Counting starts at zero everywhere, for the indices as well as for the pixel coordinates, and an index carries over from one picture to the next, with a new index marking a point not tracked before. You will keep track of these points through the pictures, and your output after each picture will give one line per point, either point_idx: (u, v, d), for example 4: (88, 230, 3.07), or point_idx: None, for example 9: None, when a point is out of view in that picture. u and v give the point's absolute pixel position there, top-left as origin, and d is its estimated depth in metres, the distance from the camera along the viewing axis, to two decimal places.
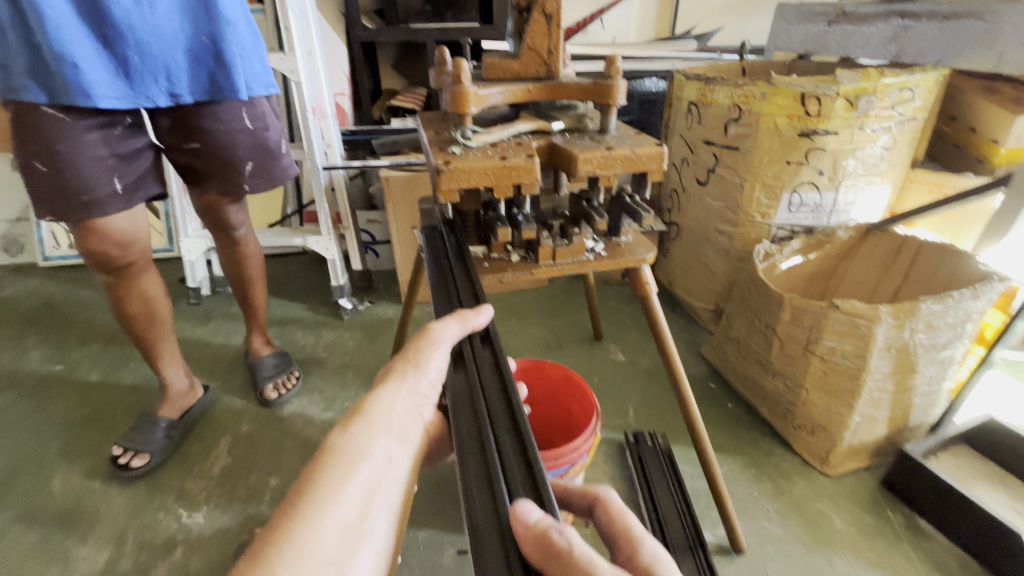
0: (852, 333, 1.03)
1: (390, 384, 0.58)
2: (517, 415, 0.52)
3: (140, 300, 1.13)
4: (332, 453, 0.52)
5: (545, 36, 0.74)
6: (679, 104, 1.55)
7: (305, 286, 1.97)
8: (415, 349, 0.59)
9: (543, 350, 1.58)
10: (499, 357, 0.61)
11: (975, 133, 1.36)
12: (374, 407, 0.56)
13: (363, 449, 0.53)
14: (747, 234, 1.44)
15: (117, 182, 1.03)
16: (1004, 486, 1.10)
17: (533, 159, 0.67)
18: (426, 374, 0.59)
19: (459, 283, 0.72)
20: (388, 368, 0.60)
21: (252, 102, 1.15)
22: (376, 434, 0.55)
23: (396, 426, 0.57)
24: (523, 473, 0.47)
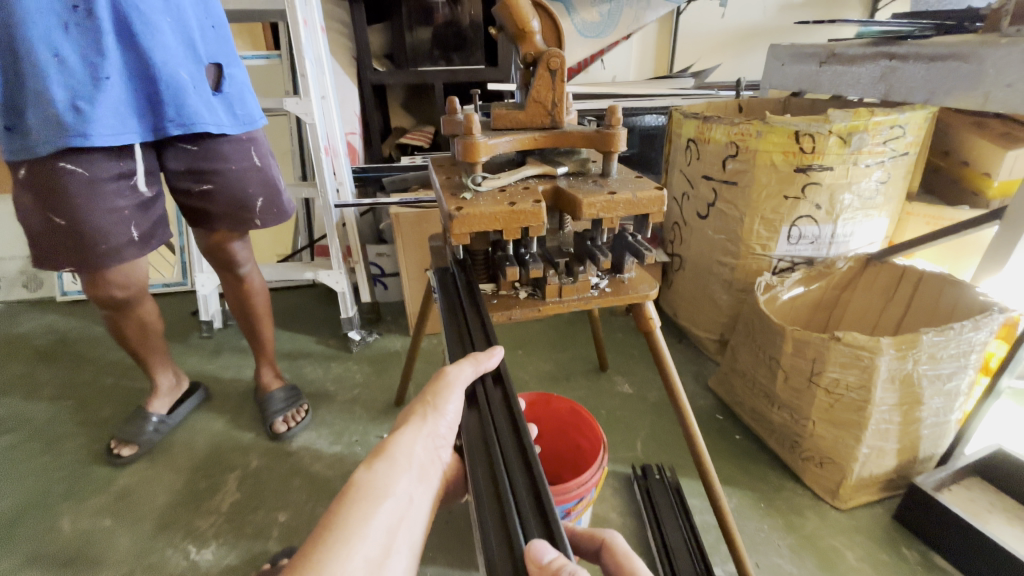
0: (855, 365, 1.04)
1: (411, 425, 0.60)
2: (529, 450, 0.53)
3: (135, 325, 1.26)
4: (356, 490, 0.55)
5: (549, 89, 0.79)
6: (678, 141, 1.61)
7: (315, 318, 2.01)
8: (433, 392, 0.61)
9: (549, 382, 1.59)
10: (510, 397, 0.61)
11: (968, 166, 1.40)
12: (396, 448, 0.59)
13: (386, 488, 0.56)
14: (748, 266, 1.47)
15: (134, 230, 1.10)
16: (1020, 520, 1.08)
17: (540, 204, 0.70)
18: (445, 417, 0.62)
19: (470, 318, 0.75)
20: (408, 409, 0.62)
21: (257, 139, 1.22)
22: (398, 474, 0.58)
23: (415, 468, 0.60)
24: (537, 516, 0.48)
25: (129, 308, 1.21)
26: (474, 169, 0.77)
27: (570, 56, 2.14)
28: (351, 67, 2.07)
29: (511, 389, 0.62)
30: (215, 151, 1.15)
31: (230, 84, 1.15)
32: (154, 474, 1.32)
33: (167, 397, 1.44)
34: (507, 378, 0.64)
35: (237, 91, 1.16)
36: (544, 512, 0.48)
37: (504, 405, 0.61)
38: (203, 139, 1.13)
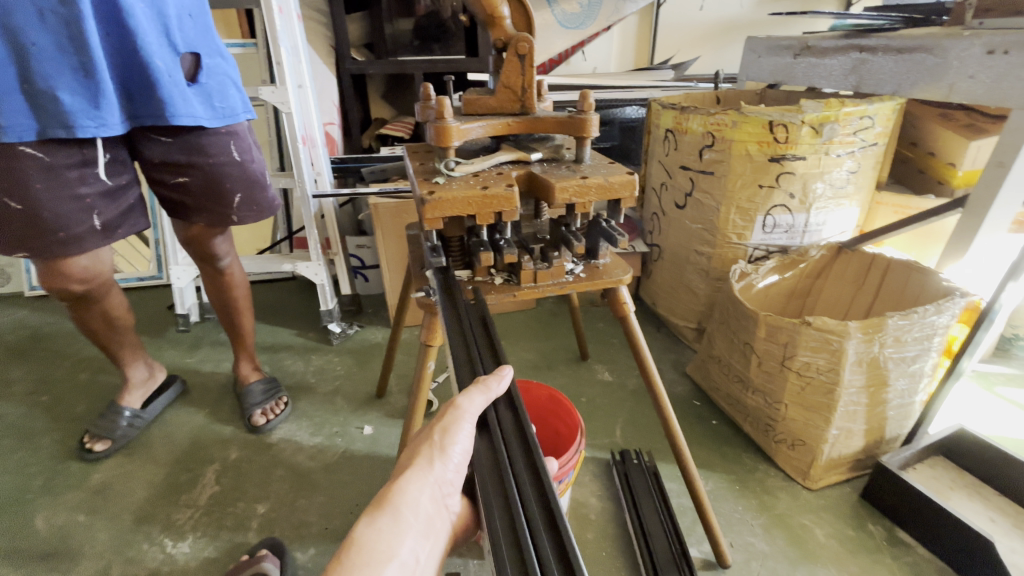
0: (825, 348, 1.07)
1: (416, 471, 0.56)
2: (545, 483, 0.51)
3: (99, 317, 1.23)
4: (357, 551, 0.50)
5: (519, 75, 0.80)
6: (657, 131, 1.62)
7: (295, 311, 1.99)
8: (439, 431, 0.57)
9: (531, 371, 1.60)
10: (523, 423, 0.59)
11: (934, 157, 1.44)
12: (402, 498, 0.55)
13: (390, 549, 0.52)
14: (725, 255, 1.49)
15: (96, 219, 1.07)
16: (981, 496, 1.13)
17: (513, 189, 0.71)
18: (454, 459, 0.57)
19: (478, 338, 0.70)
20: (413, 452, 0.58)
21: (237, 133, 1.18)
22: (403, 530, 0.53)
23: (423, 518, 0.55)
24: (558, 556, 0.45)
25: (92, 301, 1.19)
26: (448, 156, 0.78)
27: (551, 47, 2.14)
28: (329, 57, 2.04)
29: (524, 415, 0.60)
30: (194, 145, 1.12)
31: (210, 75, 1.11)
32: (130, 468, 1.30)
33: (141, 389, 1.41)
34: (519, 403, 0.61)
35: (218, 84, 1.12)
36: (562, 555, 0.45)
37: (516, 433, 0.58)
38: (180, 131, 1.10)
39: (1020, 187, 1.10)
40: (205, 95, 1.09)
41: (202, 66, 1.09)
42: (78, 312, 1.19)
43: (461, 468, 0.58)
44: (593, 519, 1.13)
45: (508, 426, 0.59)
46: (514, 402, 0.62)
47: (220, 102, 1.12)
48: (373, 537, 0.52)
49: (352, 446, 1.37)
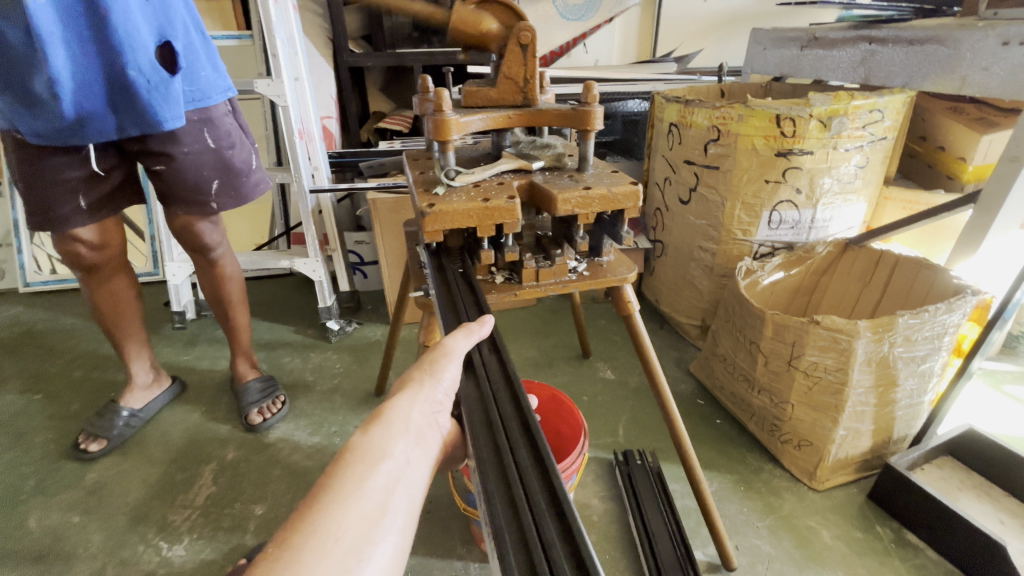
0: (834, 348, 1.04)
1: (409, 389, 0.53)
2: (536, 438, 0.49)
3: (108, 299, 1.24)
4: (353, 452, 0.46)
5: (521, 66, 0.76)
6: (660, 125, 1.59)
7: (292, 308, 1.96)
8: (432, 361, 0.56)
9: (532, 369, 1.58)
10: (507, 363, 0.61)
11: (943, 151, 1.41)
12: (394, 409, 0.51)
13: (384, 449, 0.47)
14: (729, 251, 1.47)
15: (82, 201, 1.11)
16: (990, 497, 1.12)
17: (514, 200, 0.68)
18: (446, 384, 0.56)
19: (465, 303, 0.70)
20: (404, 378, 0.55)
21: (212, 120, 1.14)
22: (396, 437, 0.49)
23: (415, 431, 0.52)
24: (538, 475, 0.46)
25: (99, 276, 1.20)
26: (447, 152, 0.75)
27: (552, 39, 2.11)
28: (326, 49, 2.00)
29: (514, 375, 0.58)
30: (166, 133, 1.09)
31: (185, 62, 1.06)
32: (125, 468, 1.28)
33: (142, 394, 1.39)
34: (508, 364, 0.60)
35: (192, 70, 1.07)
36: (558, 506, 0.43)
37: (506, 392, 0.57)
38: None
39: None
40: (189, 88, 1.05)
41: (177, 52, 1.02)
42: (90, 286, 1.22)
43: (451, 394, 0.57)
44: (596, 521, 1.11)
45: (498, 385, 0.58)
46: (504, 366, 0.60)
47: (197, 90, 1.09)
48: (367, 440, 0.48)
49: None
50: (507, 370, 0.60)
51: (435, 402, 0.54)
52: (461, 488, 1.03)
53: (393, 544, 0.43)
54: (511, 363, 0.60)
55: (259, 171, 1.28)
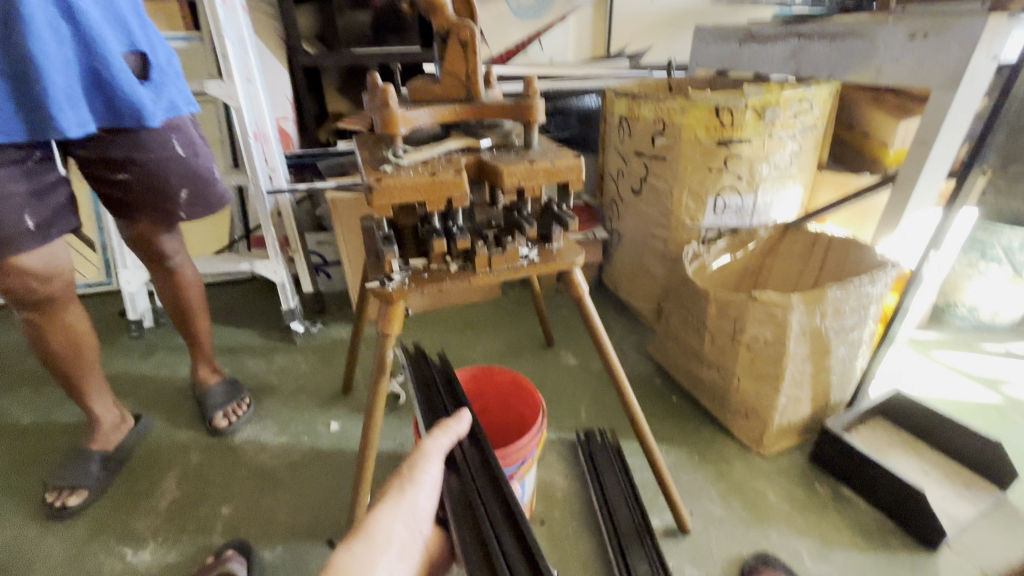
0: (772, 321, 1.12)
1: (389, 499, 0.61)
2: (516, 520, 0.63)
3: (66, 336, 1.13)
4: (338, 570, 0.54)
5: (463, 62, 0.80)
6: (612, 119, 1.66)
7: (255, 312, 1.94)
8: (411, 466, 0.65)
9: (498, 360, 1.62)
10: (486, 457, 0.73)
11: (869, 138, 1.53)
12: (377, 521, 0.59)
13: (367, 568, 0.55)
14: (679, 237, 1.55)
15: (33, 218, 1.03)
16: (917, 452, 1.23)
17: (461, 174, 0.72)
18: (425, 485, 0.65)
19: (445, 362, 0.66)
20: (389, 487, 0.62)
21: (180, 128, 1.18)
22: (378, 553, 0.58)
23: (396, 543, 0.60)
24: (520, 550, 0.60)
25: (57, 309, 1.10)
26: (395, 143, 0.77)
27: None
28: (280, 49, 1.98)
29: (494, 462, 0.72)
30: (133, 139, 1.11)
31: (163, 72, 1.13)
32: None
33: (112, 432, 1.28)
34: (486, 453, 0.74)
35: (166, 78, 1.14)
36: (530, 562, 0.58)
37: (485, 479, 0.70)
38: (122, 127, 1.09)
39: (942, 163, 1.18)
40: (158, 92, 1.11)
41: (151, 63, 1.11)
42: (41, 328, 1.10)
43: (430, 490, 0.66)
44: (559, 498, 1.16)
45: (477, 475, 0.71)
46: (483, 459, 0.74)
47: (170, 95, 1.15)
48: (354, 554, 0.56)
49: (317, 443, 1.36)
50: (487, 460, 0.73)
51: (416, 502, 0.64)
52: None
53: None
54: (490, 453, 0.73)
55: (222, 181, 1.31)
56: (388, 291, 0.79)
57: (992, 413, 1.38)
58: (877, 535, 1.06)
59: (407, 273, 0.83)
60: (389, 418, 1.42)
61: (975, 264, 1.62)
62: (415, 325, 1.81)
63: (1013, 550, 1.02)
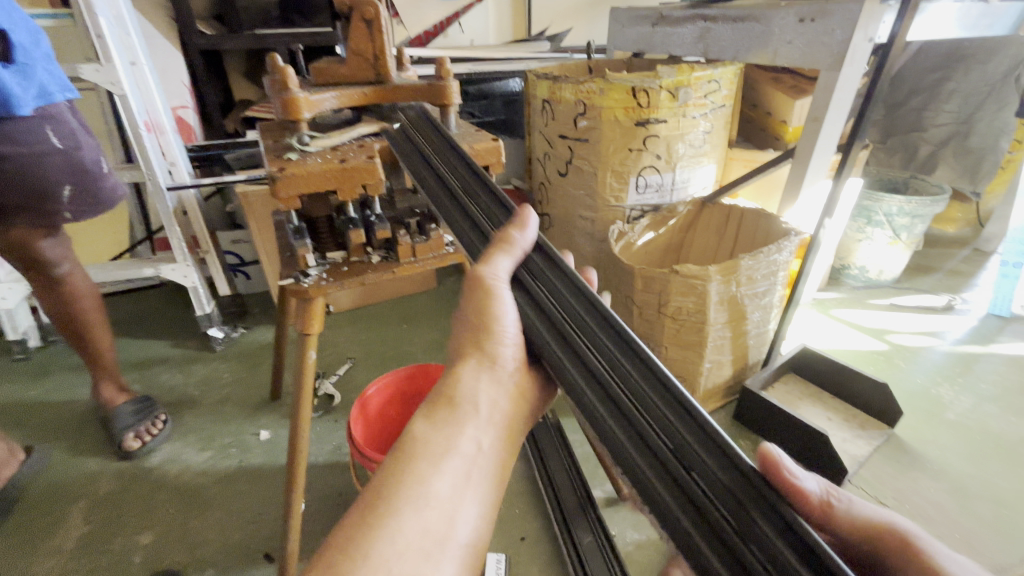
0: (693, 292, 1.18)
1: (469, 361, 0.51)
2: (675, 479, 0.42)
3: None
4: (413, 447, 0.45)
5: (368, 41, 0.76)
6: (535, 101, 1.66)
7: (166, 320, 1.78)
8: (480, 312, 0.53)
9: (437, 350, 1.61)
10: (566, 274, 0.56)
11: (771, 116, 1.64)
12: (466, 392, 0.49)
13: (452, 445, 0.46)
14: (606, 217, 1.59)
15: None
16: (821, 402, 1.37)
17: (374, 160, 0.68)
18: (511, 341, 0.53)
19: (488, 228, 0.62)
20: (457, 347, 0.53)
21: (56, 117, 1.03)
22: (464, 423, 0.47)
23: (484, 414, 0.49)
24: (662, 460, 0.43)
25: None
26: (298, 129, 0.72)
27: (425, 18, 2.14)
28: (169, 29, 1.79)
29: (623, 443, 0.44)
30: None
31: (28, 51, 0.98)
32: None
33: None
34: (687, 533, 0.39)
35: (34, 61, 0.99)
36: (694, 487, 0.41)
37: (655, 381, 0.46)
38: None
39: (832, 137, 1.29)
40: (27, 76, 0.97)
41: (13, 43, 0.95)
42: None
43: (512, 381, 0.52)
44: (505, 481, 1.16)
45: (642, 387, 0.46)
46: (748, 491, 0.39)
47: (44, 81, 1.01)
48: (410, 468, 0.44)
49: (247, 455, 1.27)
50: (619, 464, 0.44)
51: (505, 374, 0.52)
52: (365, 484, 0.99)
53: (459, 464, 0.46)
54: (648, 475, 0.42)
55: (112, 175, 1.19)
56: (305, 288, 0.74)
57: (882, 360, 1.55)
58: None
59: (326, 268, 0.78)
60: (325, 420, 1.36)
61: (863, 229, 1.81)
62: (348, 322, 1.75)
63: (901, 478, 1.17)
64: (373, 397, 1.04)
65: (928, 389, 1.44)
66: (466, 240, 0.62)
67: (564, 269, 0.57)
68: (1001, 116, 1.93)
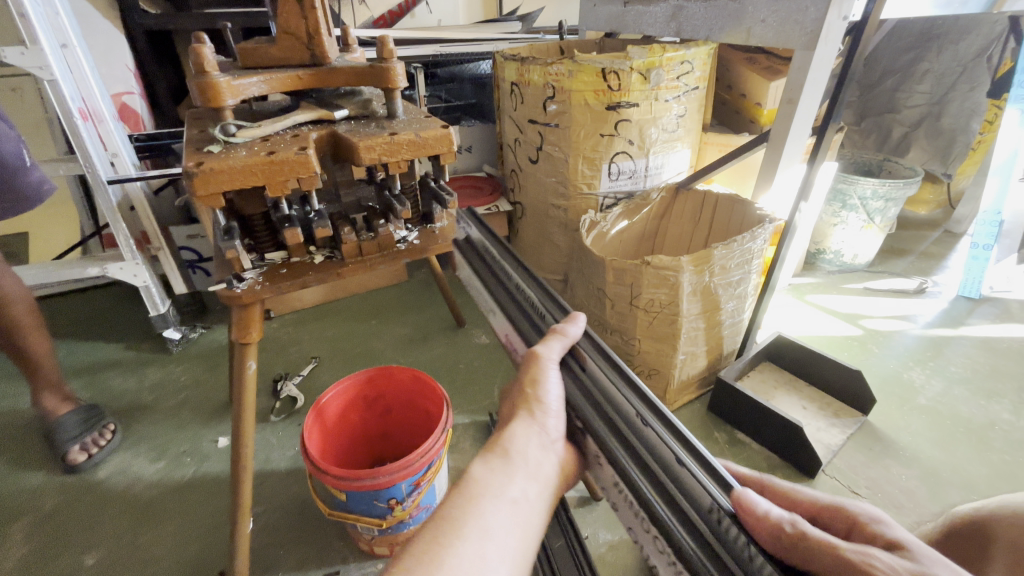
0: (665, 284, 1.15)
1: (521, 417, 0.53)
2: (704, 535, 0.43)
3: None
4: (473, 486, 0.48)
5: (300, 19, 0.69)
6: (504, 85, 1.59)
7: (119, 322, 1.68)
8: (532, 382, 0.55)
9: (407, 346, 1.55)
10: (607, 355, 0.59)
11: (745, 98, 1.60)
12: (512, 438, 0.52)
13: (502, 487, 0.48)
14: (578, 206, 1.54)
15: None
16: (795, 390, 1.35)
17: (306, 151, 0.61)
18: (557, 411, 0.55)
19: (532, 298, 0.66)
20: (511, 406, 0.56)
21: None
22: (514, 470, 0.50)
23: (533, 462, 0.51)
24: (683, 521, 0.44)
25: None
26: (223, 117, 0.65)
27: None
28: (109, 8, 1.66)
29: (636, 480, 0.47)
30: None
31: None
32: None
33: None
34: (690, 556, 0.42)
35: None
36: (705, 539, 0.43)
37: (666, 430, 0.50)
38: None
39: (807, 119, 1.25)
40: None
41: None
42: None
43: (557, 446, 0.54)
44: None
45: (656, 440, 0.49)
46: (739, 513, 0.43)
47: None
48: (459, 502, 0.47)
49: (203, 463, 1.20)
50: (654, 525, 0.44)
51: (552, 437, 0.54)
52: (325, 494, 0.94)
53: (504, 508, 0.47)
54: (662, 510, 0.45)
55: (37, 168, 1.08)
56: (238, 293, 0.68)
57: (855, 346, 1.54)
58: (766, 472, 1.16)
59: (262, 270, 0.72)
60: (287, 424, 1.30)
61: (838, 213, 1.79)
62: (314, 320, 1.67)
63: (874, 466, 1.16)
64: (330, 403, 0.97)
65: (900, 373, 1.44)
66: (518, 322, 0.64)
67: (606, 357, 0.60)
68: (973, 97, 1.92)
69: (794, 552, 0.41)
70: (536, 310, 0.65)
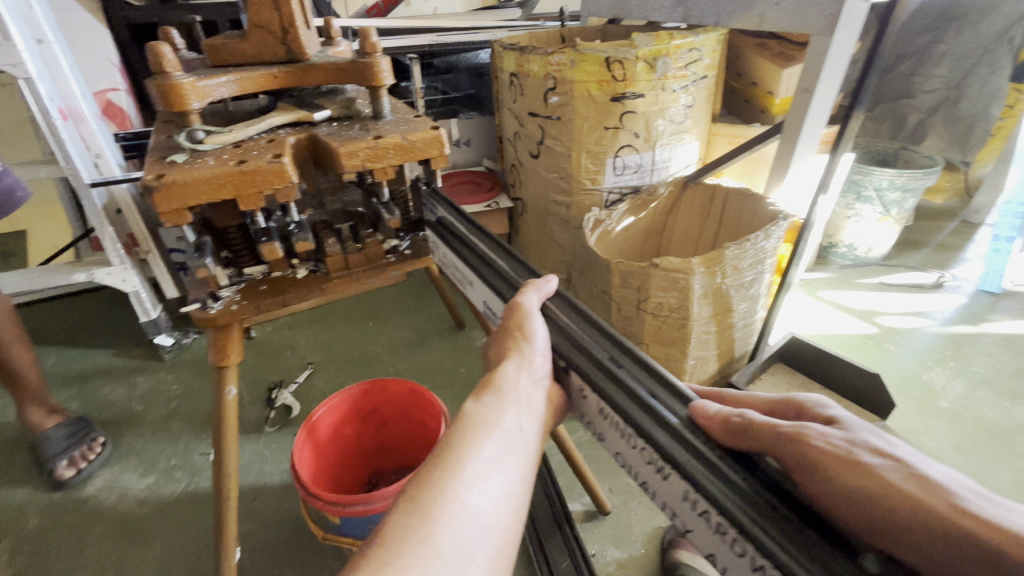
0: (674, 286, 1.09)
1: (511, 358, 0.50)
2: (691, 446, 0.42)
3: None
4: (467, 421, 0.44)
5: (274, 10, 0.62)
6: (502, 75, 1.51)
7: (110, 327, 1.63)
8: (518, 327, 0.52)
9: (405, 350, 1.50)
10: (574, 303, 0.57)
11: (756, 86, 1.52)
12: (503, 377, 0.48)
13: (498, 419, 0.44)
14: (582, 202, 1.47)
15: None
16: (810, 394, 1.30)
17: (281, 159, 0.55)
18: (545, 351, 0.52)
19: (506, 262, 0.62)
20: (497, 351, 0.52)
21: None
22: (508, 404, 0.46)
23: (525, 397, 0.48)
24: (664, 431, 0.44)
25: None
26: (189, 122, 0.59)
27: None
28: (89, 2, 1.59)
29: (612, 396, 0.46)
30: None
31: None
32: None
33: None
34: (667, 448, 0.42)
35: None
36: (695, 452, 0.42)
37: (641, 368, 0.49)
38: None
39: (824, 108, 1.17)
40: None
41: None
42: None
43: (546, 384, 0.51)
44: None
45: (631, 367, 0.49)
46: (716, 423, 0.42)
47: None
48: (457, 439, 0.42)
49: (195, 477, 1.16)
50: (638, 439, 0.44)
51: (541, 374, 0.51)
52: (317, 515, 0.89)
53: (502, 440, 0.43)
54: (639, 416, 0.45)
55: (8, 173, 1.02)
56: (214, 315, 0.63)
57: (871, 345, 1.48)
58: None
59: (240, 288, 0.67)
60: (281, 435, 1.26)
61: (852, 206, 1.72)
62: (309, 323, 1.62)
63: None
64: (322, 419, 0.92)
65: (919, 374, 1.38)
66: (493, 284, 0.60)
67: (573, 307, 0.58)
68: (993, 80, 1.83)
69: (741, 441, 0.42)
70: (508, 272, 0.61)
